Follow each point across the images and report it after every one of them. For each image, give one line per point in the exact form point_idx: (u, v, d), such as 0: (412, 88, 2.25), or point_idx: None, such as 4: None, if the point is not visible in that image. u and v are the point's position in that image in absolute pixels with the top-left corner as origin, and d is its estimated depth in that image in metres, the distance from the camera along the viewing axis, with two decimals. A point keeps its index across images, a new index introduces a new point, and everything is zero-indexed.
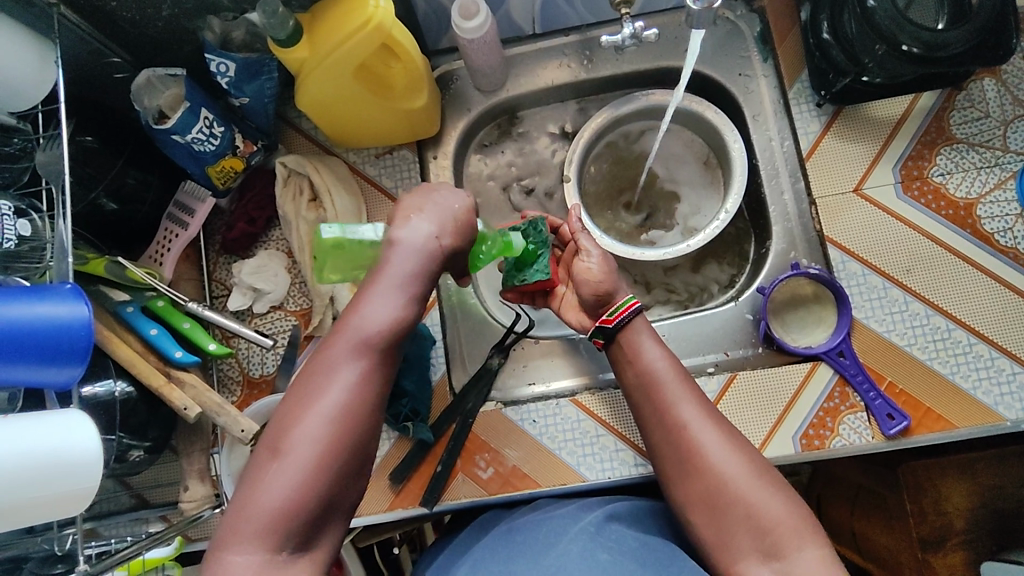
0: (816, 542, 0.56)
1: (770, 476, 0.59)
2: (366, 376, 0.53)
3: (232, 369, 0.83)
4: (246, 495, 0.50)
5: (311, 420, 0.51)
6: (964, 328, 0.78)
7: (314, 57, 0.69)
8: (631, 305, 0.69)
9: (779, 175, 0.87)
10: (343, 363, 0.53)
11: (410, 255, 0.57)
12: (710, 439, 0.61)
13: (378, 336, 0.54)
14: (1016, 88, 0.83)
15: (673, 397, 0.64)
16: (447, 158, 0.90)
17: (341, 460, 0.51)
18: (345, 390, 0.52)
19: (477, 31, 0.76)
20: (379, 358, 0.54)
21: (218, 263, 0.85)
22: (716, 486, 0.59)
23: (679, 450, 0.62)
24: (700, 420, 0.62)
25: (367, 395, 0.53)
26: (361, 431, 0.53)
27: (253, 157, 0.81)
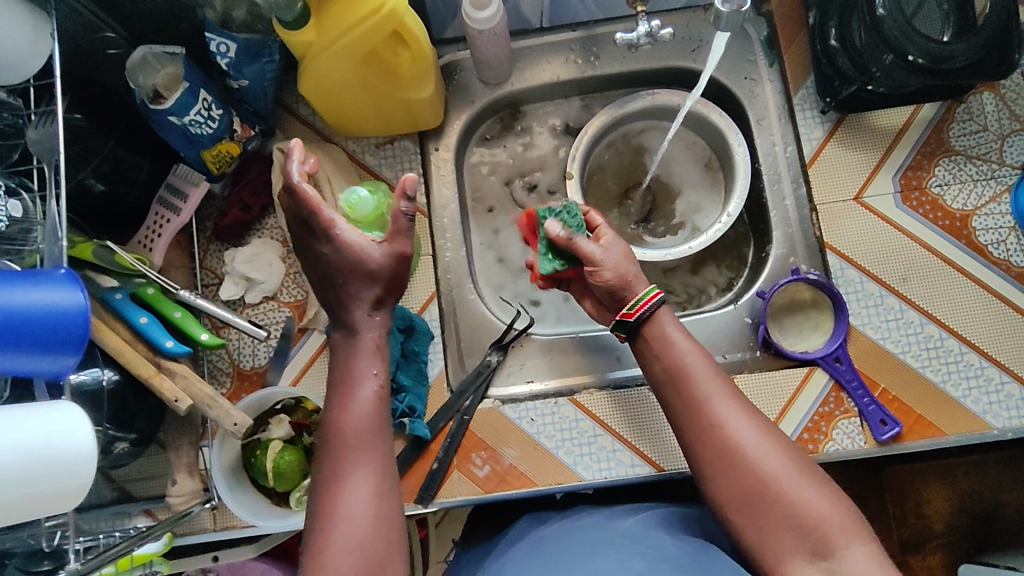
0: (862, 538, 0.57)
1: (810, 471, 0.61)
2: (376, 467, 0.58)
3: (222, 361, 0.81)
4: None
5: (344, 523, 0.55)
6: (956, 338, 0.80)
7: (322, 40, 0.67)
8: (653, 299, 0.69)
9: (781, 179, 0.86)
10: (358, 460, 0.57)
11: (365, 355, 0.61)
12: (748, 435, 0.62)
13: (373, 426, 0.59)
14: (1013, 103, 0.85)
15: (707, 393, 0.64)
16: (448, 151, 0.88)
17: (385, 543, 0.55)
18: (365, 484, 0.57)
19: (487, 22, 0.74)
20: (380, 448, 0.59)
21: (209, 250, 0.83)
22: (757, 482, 0.60)
23: (718, 446, 0.62)
24: (735, 415, 0.63)
25: (385, 482, 0.57)
26: (392, 513, 0.57)
27: (250, 142, 0.79)
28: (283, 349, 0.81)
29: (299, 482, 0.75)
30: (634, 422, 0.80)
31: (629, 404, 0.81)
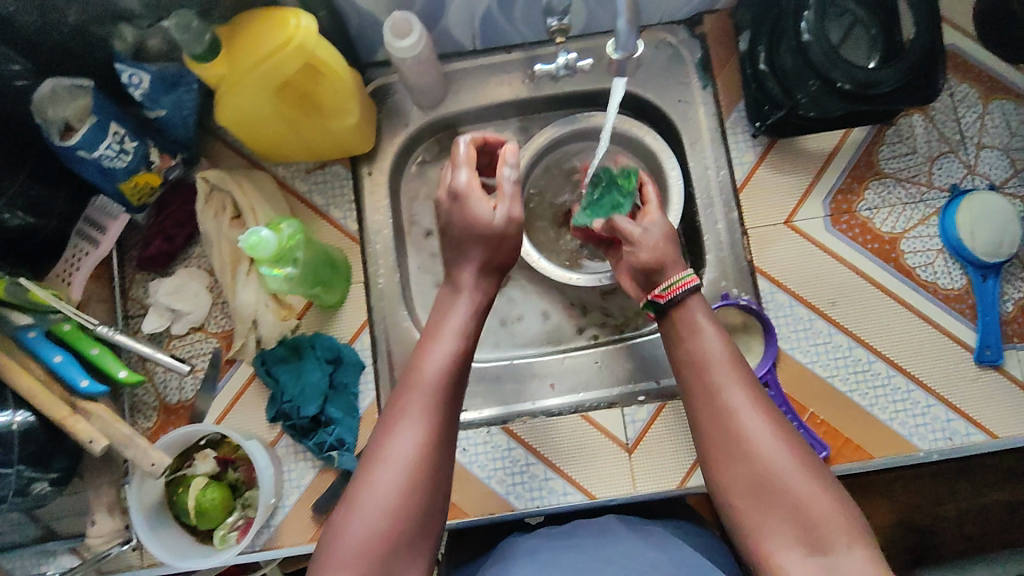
0: (860, 538, 0.56)
1: (817, 469, 0.60)
2: (435, 413, 0.61)
3: (147, 395, 0.80)
4: (335, 536, 0.56)
5: (386, 467, 0.57)
6: (883, 361, 0.81)
7: (233, 73, 0.64)
8: (688, 284, 0.70)
9: (713, 204, 0.86)
10: (418, 407, 0.61)
11: (460, 314, 0.67)
12: (760, 425, 0.61)
13: (448, 376, 0.63)
14: (942, 125, 0.85)
15: (722, 380, 0.64)
16: (382, 175, 0.86)
17: (422, 488, 0.58)
18: (416, 428, 0.59)
19: (410, 51, 0.72)
20: (446, 399, 0.62)
21: (134, 281, 0.81)
22: (763, 472, 0.59)
23: (728, 435, 0.62)
24: (750, 405, 0.62)
25: (441, 430, 0.60)
26: (438, 460, 0.59)
27: (171, 172, 0.77)
28: (210, 379, 0.79)
29: (223, 519, 0.74)
30: (566, 450, 0.80)
31: (561, 431, 0.81)
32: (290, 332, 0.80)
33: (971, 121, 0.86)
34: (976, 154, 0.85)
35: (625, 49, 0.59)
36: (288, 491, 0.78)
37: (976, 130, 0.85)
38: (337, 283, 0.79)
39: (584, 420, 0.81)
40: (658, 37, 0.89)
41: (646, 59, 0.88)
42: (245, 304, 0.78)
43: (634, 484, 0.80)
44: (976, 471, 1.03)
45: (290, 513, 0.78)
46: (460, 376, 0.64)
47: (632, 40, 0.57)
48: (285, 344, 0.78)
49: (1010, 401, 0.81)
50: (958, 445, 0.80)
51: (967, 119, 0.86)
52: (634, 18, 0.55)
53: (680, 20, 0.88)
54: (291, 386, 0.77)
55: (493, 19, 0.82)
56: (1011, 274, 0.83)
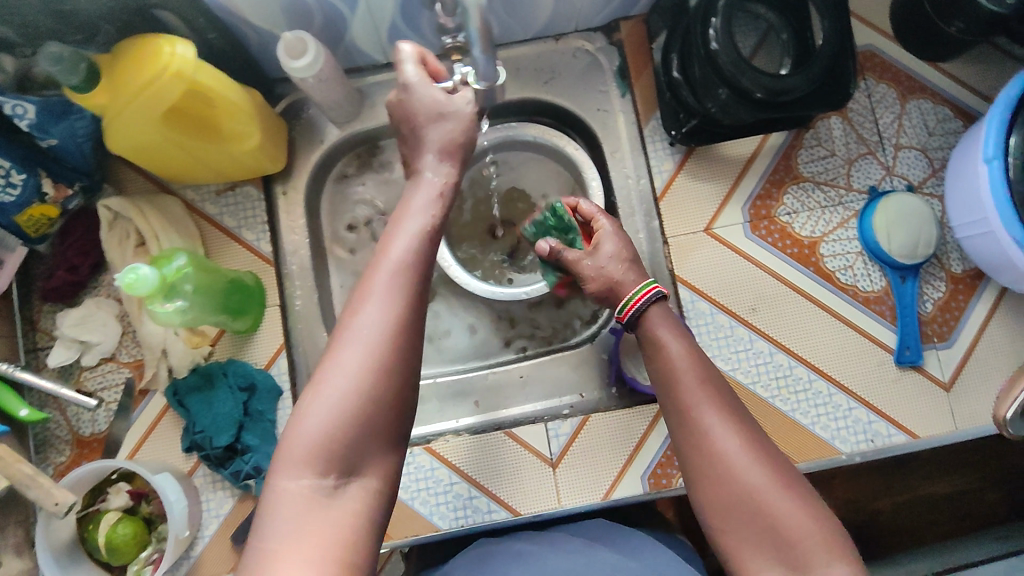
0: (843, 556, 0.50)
1: (798, 483, 0.54)
2: (400, 294, 0.52)
3: (59, 429, 0.78)
4: (287, 431, 0.49)
5: (348, 351, 0.50)
6: (805, 365, 0.81)
7: (113, 104, 0.62)
8: (645, 297, 0.66)
9: (634, 214, 0.86)
10: (388, 277, 0.52)
11: (425, 194, 0.59)
12: (735, 440, 0.56)
13: (421, 249, 0.55)
14: (860, 127, 0.85)
15: (694, 395, 0.58)
16: (297, 194, 0.85)
17: (394, 367, 0.50)
18: (382, 303, 0.51)
19: (307, 71, 0.70)
20: (418, 269, 0.54)
21: (42, 312, 0.79)
22: (739, 492, 0.54)
23: (702, 455, 0.56)
24: (724, 419, 0.57)
25: (413, 305, 0.52)
26: (412, 336, 0.52)
27: (69, 202, 0.76)
28: (123, 411, 0.78)
29: (137, 555, 0.72)
30: (490, 467, 0.80)
31: (485, 449, 0.80)
32: (202, 359, 0.78)
33: (888, 122, 0.85)
34: (894, 155, 0.85)
35: (485, 78, 0.62)
36: (207, 521, 0.77)
37: (894, 131, 0.85)
38: (250, 308, 0.78)
39: (507, 437, 0.80)
40: (575, 45, 0.88)
41: (564, 68, 0.88)
42: (152, 334, 0.76)
43: (560, 499, 0.79)
44: (910, 467, 1.04)
45: (210, 544, 0.76)
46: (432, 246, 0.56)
47: (490, 66, 0.60)
48: (197, 372, 0.77)
49: (930, 401, 0.81)
50: (881, 447, 0.80)
51: (885, 121, 0.85)
52: (490, 48, 0.59)
53: (596, 27, 0.87)
54: (203, 416, 0.75)
55: (402, 34, 0.80)
56: (929, 274, 0.83)
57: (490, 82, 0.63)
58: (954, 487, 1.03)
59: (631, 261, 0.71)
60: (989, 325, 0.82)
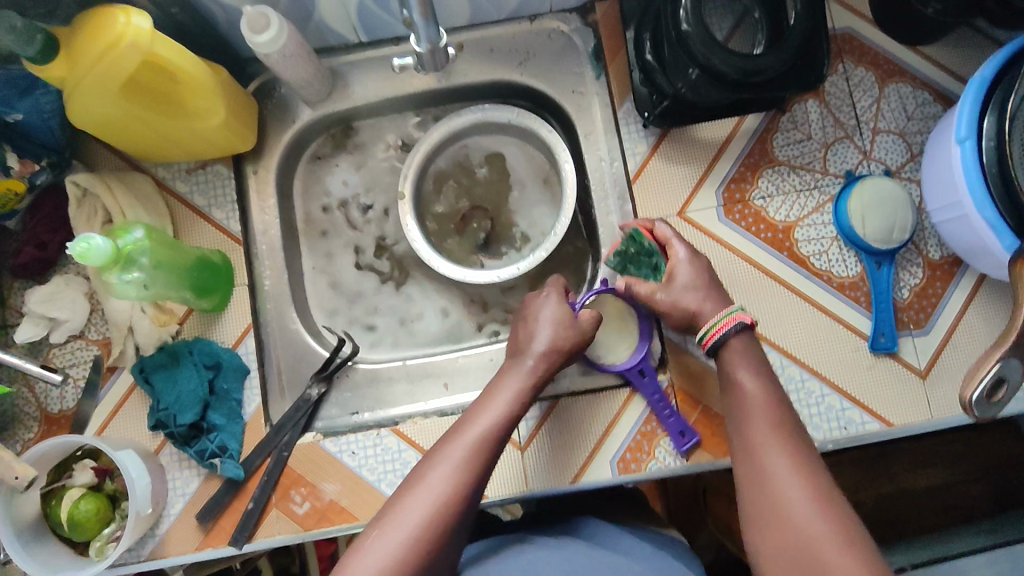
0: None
1: (855, 536, 0.55)
2: (472, 464, 0.63)
3: (27, 405, 0.78)
4: (356, 553, 0.58)
5: (419, 499, 0.60)
6: (778, 351, 0.80)
7: (72, 75, 0.62)
8: (732, 325, 0.71)
9: (607, 196, 0.85)
10: (469, 444, 0.65)
11: (517, 377, 0.71)
12: (796, 486, 0.59)
13: (499, 433, 0.67)
14: (837, 110, 0.84)
15: (763, 443, 0.63)
16: (269, 174, 0.85)
17: (446, 529, 0.60)
18: (451, 470, 0.62)
19: (270, 46, 0.70)
20: (491, 453, 0.65)
21: (13, 289, 0.79)
22: (796, 538, 0.56)
23: (763, 499, 0.60)
24: (791, 463, 0.61)
25: (478, 475, 0.63)
26: (469, 506, 0.62)
27: (37, 177, 0.76)
28: (91, 388, 0.77)
29: (99, 532, 0.72)
30: None
31: None
32: (170, 338, 0.78)
33: (866, 106, 0.84)
34: (872, 139, 0.83)
35: (427, 40, 0.65)
36: (173, 499, 0.76)
37: (872, 115, 0.84)
38: (218, 287, 0.77)
39: None
40: (549, 27, 0.87)
41: (539, 49, 0.87)
42: (119, 311, 0.76)
43: (527, 483, 0.78)
44: (892, 458, 1.03)
45: (175, 523, 0.76)
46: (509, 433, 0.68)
47: (430, 31, 0.64)
48: (164, 350, 0.77)
49: (904, 388, 0.80)
50: (853, 434, 0.79)
51: (863, 104, 0.84)
52: (427, 13, 0.62)
53: (572, 9, 0.87)
54: (167, 393, 0.75)
55: (372, 12, 0.80)
56: (906, 260, 0.82)
57: (434, 44, 0.66)
58: (938, 479, 1.02)
59: (709, 288, 0.75)
60: (967, 312, 0.81)
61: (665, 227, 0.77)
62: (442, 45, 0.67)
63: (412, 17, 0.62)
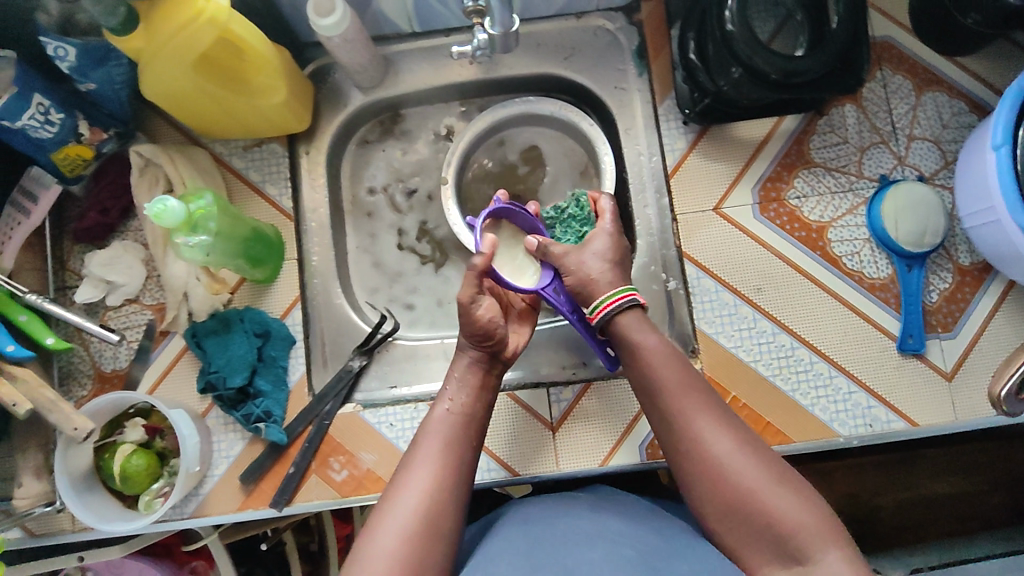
0: (838, 544, 0.58)
1: (786, 478, 0.62)
2: (441, 473, 0.65)
3: (82, 363, 0.82)
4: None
5: (396, 517, 0.62)
6: (808, 347, 0.82)
7: (149, 46, 0.65)
8: (615, 303, 0.72)
9: (645, 189, 0.87)
10: (428, 455, 0.66)
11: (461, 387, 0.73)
12: (728, 447, 0.64)
13: (455, 440, 0.68)
14: (874, 116, 0.86)
15: (683, 408, 0.66)
16: (320, 154, 0.88)
17: (428, 541, 0.61)
18: (423, 484, 0.64)
19: (333, 29, 0.73)
20: (455, 458, 0.67)
21: (72, 252, 0.82)
22: (739, 495, 0.61)
23: (699, 465, 0.64)
24: (714, 425, 0.65)
25: (450, 485, 0.65)
26: (446, 512, 0.63)
27: (104, 145, 0.79)
28: (143, 350, 0.81)
29: (149, 486, 0.75)
30: (490, 427, 0.82)
31: None
32: (222, 306, 0.81)
33: (902, 113, 0.86)
34: (907, 145, 0.86)
35: (501, 24, 0.69)
36: (218, 461, 0.80)
37: (907, 122, 0.86)
38: (269, 259, 0.81)
39: (510, 398, 0.83)
40: (595, 24, 0.90)
41: (584, 45, 0.90)
42: (176, 276, 0.80)
43: (558, 462, 0.80)
44: (915, 464, 1.04)
45: (219, 483, 0.79)
46: (467, 436, 0.69)
47: (506, 15, 0.68)
48: (215, 317, 0.80)
49: (930, 390, 0.82)
50: (879, 432, 0.81)
51: (899, 111, 0.86)
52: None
53: (618, 8, 0.90)
54: (218, 357, 0.79)
55: (427, 3, 0.83)
56: (936, 265, 0.83)
57: (506, 28, 0.70)
58: (959, 487, 1.03)
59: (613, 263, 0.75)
60: (994, 318, 0.82)
61: (604, 200, 0.80)
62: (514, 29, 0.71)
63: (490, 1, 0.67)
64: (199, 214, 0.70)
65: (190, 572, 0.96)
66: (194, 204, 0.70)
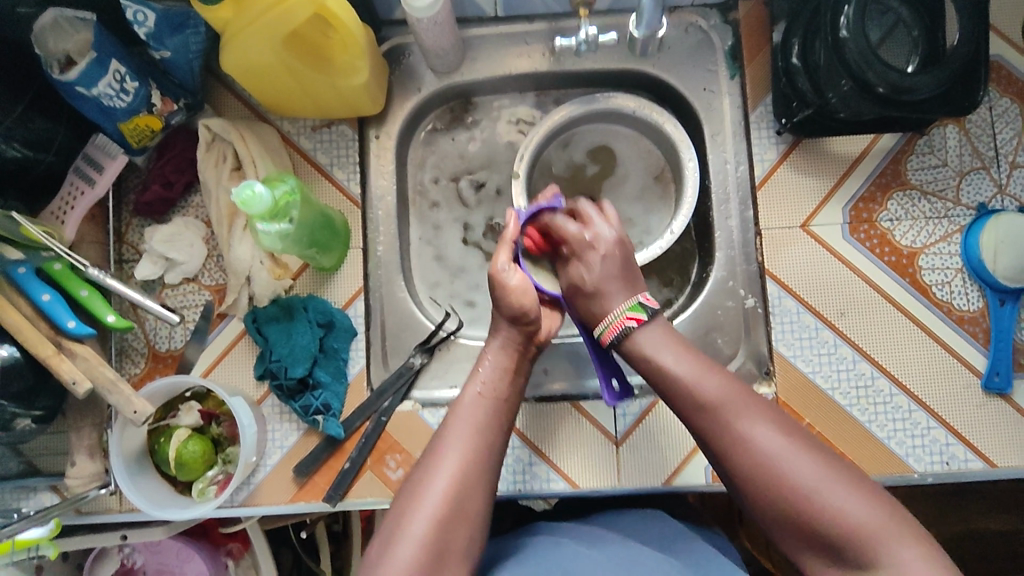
0: (909, 537, 0.54)
1: (848, 476, 0.57)
2: (473, 458, 0.62)
3: (137, 341, 0.80)
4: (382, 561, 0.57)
5: (426, 505, 0.59)
6: (888, 378, 0.79)
7: (239, 19, 0.62)
8: (615, 327, 0.68)
9: (728, 200, 0.84)
10: (462, 436, 0.64)
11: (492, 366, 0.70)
12: (779, 448, 0.58)
13: (486, 424, 0.65)
14: (977, 139, 0.81)
15: (729, 418, 0.60)
16: (390, 139, 0.85)
17: (454, 528, 0.59)
18: (452, 469, 0.61)
19: (427, 11, 0.69)
20: (484, 445, 0.64)
21: (130, 225, 0.80)
22: (794, 496, 0.57)
23: (745, 469, 0.59)
24: (756, 421, 0.60)
25: (478, 469, 0.62)
26: (473, 498, 0.61)
27: (173, 117, 0.75)
28: (200, 332, 0.78)
29: (203, 473, 0.74)
30: (550, 436, 0.79)
31: (548, 419, 0.80)
32: (284, 292, 0.79)
33: (1007, 138, 0.81)
34: (1008, 173, 0.81)
35: (648, 26, 0.76)
36: (271, 450, 0.78)
37: (1012, 148, 0.81)
38: (336, 245, 0.78)
39: (574, 408, 0.80)
40: (688, 20, 0.85)
41: (675, 42, 0.85)
42: (239, 260, 0.77)
43: (619, 477, 0.78)
44: (970, 498, 1.01)
45: (272, 473, 0.77)
46: (498, 421, 0.66)
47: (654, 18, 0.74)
48: (278, 303, 0.78)
49: (1013, 431, 0.78)
50: (955, 471, 0.77)
51: (1003, 136, 0.81)
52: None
53: (712, 4, 0.85)
54: (280, 346, 0.76)
55: None
56: None
57: (651, 31, 0.76)
58: (1011, 525, 1.00)
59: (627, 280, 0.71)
60: None
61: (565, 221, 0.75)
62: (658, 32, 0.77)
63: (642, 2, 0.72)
64: (285, 198, 0.67)
65: (226, 554, 0.93)
66: (279, 188, 0.67)
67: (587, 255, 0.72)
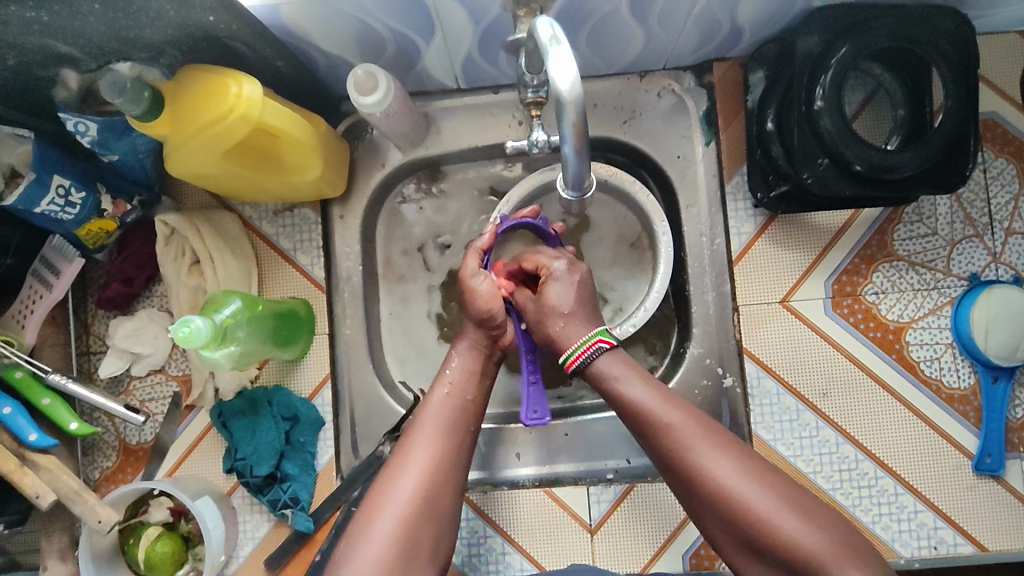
0: (860, 559, 0.50)
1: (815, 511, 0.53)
2: (448, 448, 0.60)
3: (108, 435, 0.80)
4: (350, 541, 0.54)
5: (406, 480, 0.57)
6: (873, 461, 0.76)
7: (174, 135, 0.60)
8: (586, 351, 0.66)
9: (703, 274, 0.80)
10: (436, 426, 0.61)
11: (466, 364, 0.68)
12: (731, 470, 0.55)
13: (454, 424, 0.63)
14: (969, 205, 0.77)
15: (701, 446, 0.57)
16: (354, 219, 0.82)
17: (427, 516, 0.56)
18: (429, 453, 0.59)
19: (374, 108, 0.66)
20: (459, 435, 0.62)
21: (96, 316, 0.80)
22: (747, 520, 0.53)
23: (703, 491, 0.56)
24: (717, 449, 0.57)
25: (452, 458, 0.60)
26: (442, 494, 0.58)
27: (128, 216, 0.74)
28: (168, 427, 0.78)
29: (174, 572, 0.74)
30: (524, 522, 0.78)
31: (519, 505, 0.78)
32: (249, 382, 0.78)
33: (1003, 203, 0.76)
34: (1004, 241, 0.76)
35: (575, 178, 0.58)
36: (243, 542, 0.78)
37: (1007, 213, 0.76)
38: (299, 337, 0.78)
39: (547, 495, 0.78)
40: (660, 84, 0.81)
41: (647, 107, 0.81)
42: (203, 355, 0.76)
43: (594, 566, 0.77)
44: None
45: (243, 565, 0.77)
46: (466, 422, 0.64)
47: (581, 169, 0.56)
48: (243, 396, 0.77)
49: (1007, 515, 0.74)
50: (944, 555, 0.74)
51: (998, 200, 0.76)
52: (583, 147, 0.54)
53: (686, 66, 0.80)
54: (245, 443, 0.75)
55: (477, 63, 0.75)
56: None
57: (580, 181, 0.58)
58: None
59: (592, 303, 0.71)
60: None
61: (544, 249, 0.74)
62: (589, 181, 0.59)
63: (564, 148, 0.54)
64: (233, 321, 0.68)
65: None
66: (225, 311, 0.68)
67: (554, 279, 0.71)
